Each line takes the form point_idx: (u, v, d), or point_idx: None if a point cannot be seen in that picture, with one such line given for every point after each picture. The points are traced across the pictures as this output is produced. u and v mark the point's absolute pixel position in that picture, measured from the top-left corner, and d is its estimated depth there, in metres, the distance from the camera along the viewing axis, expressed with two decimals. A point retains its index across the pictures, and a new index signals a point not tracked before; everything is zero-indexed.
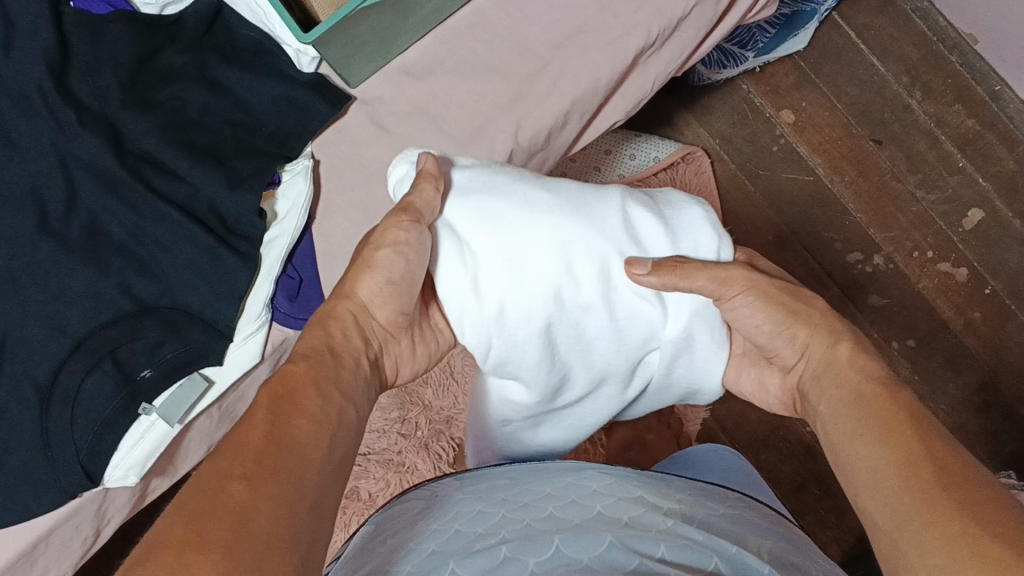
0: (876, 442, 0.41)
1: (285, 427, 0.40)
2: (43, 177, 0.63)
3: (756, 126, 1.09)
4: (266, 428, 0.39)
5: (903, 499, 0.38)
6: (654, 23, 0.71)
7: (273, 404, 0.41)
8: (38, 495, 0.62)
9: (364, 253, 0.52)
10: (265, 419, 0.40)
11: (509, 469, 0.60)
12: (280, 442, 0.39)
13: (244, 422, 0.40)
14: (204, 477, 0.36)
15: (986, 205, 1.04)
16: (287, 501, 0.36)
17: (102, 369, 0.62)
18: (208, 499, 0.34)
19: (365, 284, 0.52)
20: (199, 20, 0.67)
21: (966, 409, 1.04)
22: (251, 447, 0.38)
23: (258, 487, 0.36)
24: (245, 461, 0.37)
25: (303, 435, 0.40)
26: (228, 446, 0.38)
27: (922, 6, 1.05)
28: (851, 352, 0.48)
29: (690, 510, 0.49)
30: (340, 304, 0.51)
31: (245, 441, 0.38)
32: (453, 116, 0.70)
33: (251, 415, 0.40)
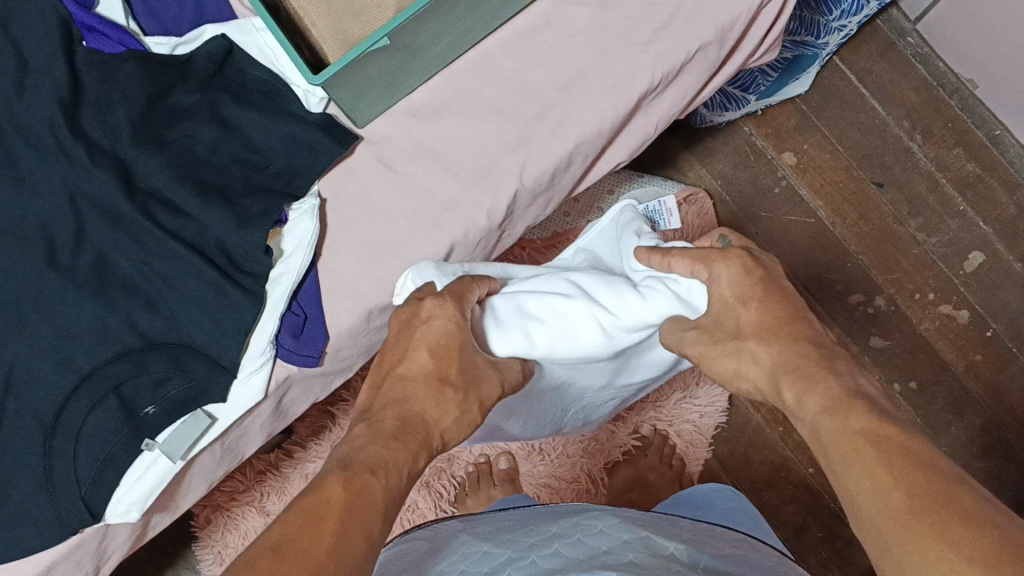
0: (854, 446, 0.43)
1: (344, 533, 0.38)
2: (53, 214, 0.64)
3: (757, 168, 1.09)
4: (331, 541, 0.37)
5: (883, 516, 0.40)
6: (657, 67, 0.72)
7: (343, 511, 0.39)
8: (40, 530, 0.62)
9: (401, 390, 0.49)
10: (334, 528, 0.38)
11: (514, 512, 0.60)
12: (341, 557, 0.37)
13: (311, 521, 0.38)
14: (262, 570, 0.35)
15: (987, 249, 1.05)
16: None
17: (106, 405, 0.63)
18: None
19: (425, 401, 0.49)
20: (209, 60, 0.68)
21: (968, 452, 1.04)
22: (310, 558, 0.36)
23: None
24: (300, 570, 0.35)
25: (357, 557, 0.38)
26: (287, 546, 0.36)
27: (923, 52, 1.06)
28: (794, 394, 0.49)
29: (696, 553, 0.48)
30: (428, 427, 0.48)
31: (308, 549, 0.36)
32: (457, 156, 0.71)
33: (320, 516, 0.38)
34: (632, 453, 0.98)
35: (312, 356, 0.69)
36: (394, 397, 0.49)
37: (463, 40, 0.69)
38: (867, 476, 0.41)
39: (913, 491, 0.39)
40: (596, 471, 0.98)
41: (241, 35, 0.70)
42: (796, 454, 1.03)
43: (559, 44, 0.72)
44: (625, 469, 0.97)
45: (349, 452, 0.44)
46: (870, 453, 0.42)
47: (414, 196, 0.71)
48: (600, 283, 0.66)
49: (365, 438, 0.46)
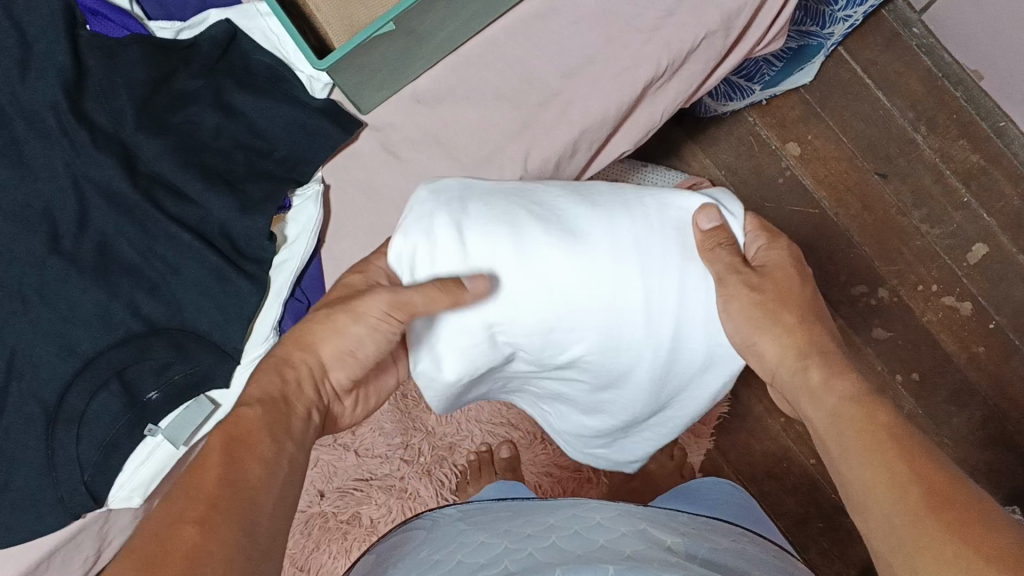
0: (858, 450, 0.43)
1: (237, 469, 0.41)
2: (56, 198, 0.64)
3: (762, 157, 1.09)
4: (219, 472, 0.40)
5: (875, 478, 0.42)
6: (662, 55, 0.70)
7: (227, 446, 0.42)
8: (41, 514, 0.62)
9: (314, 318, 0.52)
10: (222, 462, 0.41)
11: (514, 503, 0.60)
12: (233, 488, 0.40)
13: (202, 463, 0.41)
14: (160, 520, 0.37)
15: (991, 241, 1.04)
16: (238, 534, 0.37)
17: (109, 390, 0.63)
18: (160, 544, 0.36)
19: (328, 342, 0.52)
20: (214, 44, 0.68)
21: (970, 445, 1.04)
22: (204, 493, 0.39)
23: (212, 530, 0.37)
24: (197, 505, 0.38)
25: (257, 479, 0.41)
26: (184, 489, 0.39)
27: (927, 43, 1.06)
28: (818, 379, 0.49)
29: (693, 545, 0.48)
30: (299, 353, 0.52)
31: (203, 485, 0.39)
32: (463, 143, 0.71)
33: (210, 459, 0.41)
34: None
35: None
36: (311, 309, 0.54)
37: (467, 26, 0.69)
38: (862, 444, 0.43)
39: (917, 471, 0.40)
40: None
41: (245, 20, 0.70)
42: (797, 444, 1.03)
43: (565, 31, 0.72)
44: None
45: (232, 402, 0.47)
46: (876, 446, 0.42)
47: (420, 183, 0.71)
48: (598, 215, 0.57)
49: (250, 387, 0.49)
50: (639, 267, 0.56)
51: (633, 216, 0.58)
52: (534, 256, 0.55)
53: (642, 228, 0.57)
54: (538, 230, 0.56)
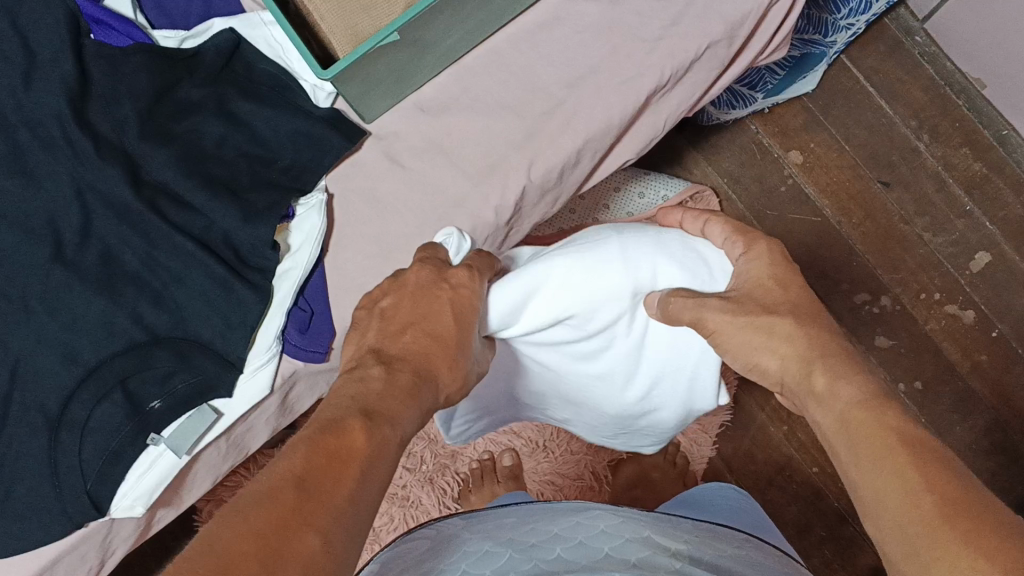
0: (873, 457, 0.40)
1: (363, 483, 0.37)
2: (59, 207, 0.63)
3: (764, 165, 1.09)
4: (352, 484, 0.36)
5: (890, 488, 0.39)
6: (667, 64, 0.71)
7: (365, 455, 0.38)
8: (44, 524, 0.62)
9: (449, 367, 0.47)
10: (357, 473, 0.37)
11: (519, 511, 0.59)
12: (355, 507, 0.36)
13: (332, 458, 0.36)
14: (285, 508, 0.33)
15: (994, 249, 1.05)
16: (347, 558, 0.34)
17: (112, 399, 0.63)
18: (283, 549, 0.32)
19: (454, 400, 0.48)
20: (218, 54, 0.68)
21: (973, 453, 1.04)
22: (333, 497, 0.35)
23: (330, 543, 0.33)
24: (325, 509, 0.34)
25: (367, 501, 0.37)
26: (308, 485, 0.35)
27: (930, 51, 1.06)
28: (824, 380, 0.45)
29: (699, 552, 0.48)
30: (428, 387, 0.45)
31: (329, 489, 0.35)
32: (466, 153, 0.71)
33: (343, 458, 0.37)
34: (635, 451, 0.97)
35: (317, 352, 0.69)
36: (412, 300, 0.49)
37: (472, 36, 0.69)
38: (875, 449, 0.41)
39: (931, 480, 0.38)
40: (599, 468, 0.98)
41: (248, 29, 0.70)
42: (799, 452, 1.03)
43: (569, 40, 0.72)
44: (630, 467, 0.96)
45: (359, 397, 0.41)
46: (895, 456, 0.40)
47: (423, 192, 0.71)
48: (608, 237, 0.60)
49: (378, 383, 0.43)
50: (647, 271, 0.59)
51: (639, 237, 0.61)
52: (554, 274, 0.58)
53: (648, 243, 0.60)
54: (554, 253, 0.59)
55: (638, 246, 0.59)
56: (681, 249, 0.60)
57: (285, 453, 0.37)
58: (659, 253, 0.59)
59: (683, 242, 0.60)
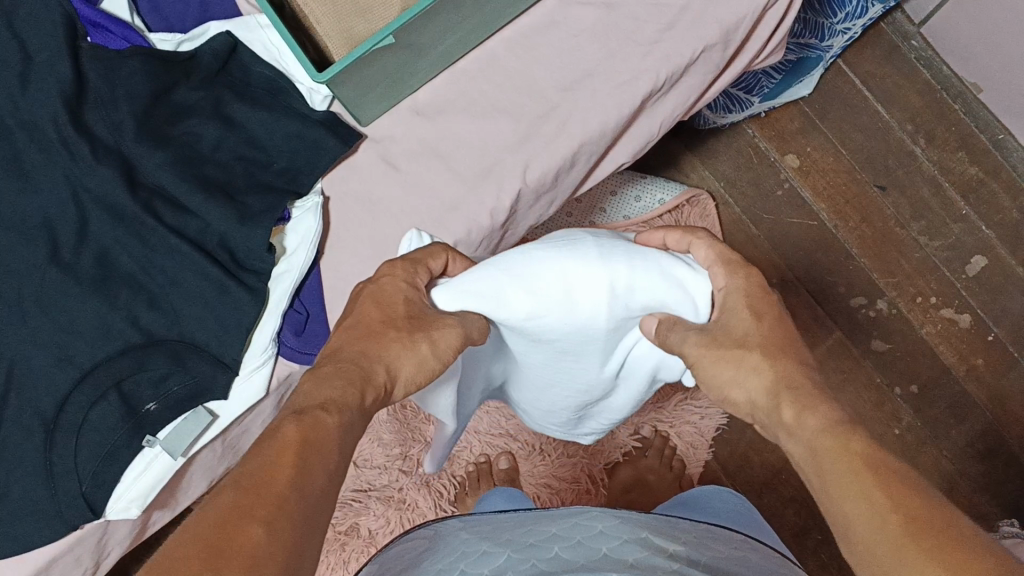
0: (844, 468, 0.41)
1: (309, 471, 0.37)
2: (57, 209, 0.64)
3: (761, 170, 1.09)
4: (294, 469, 0.37)
5: (862, 509, 0.39)
6: (661, 68, 0.71)
7: (302, 443, 0.38)
8: (39, 526, 0.62)
9: (389, 335, 0.48)
10: (297, 459, 0.37)
11: (514, 512, 0.59)
12: (304, 491, 0.36)
13: (272, 458, 0.37)
14: (228, 503, 0.34)
15: (989, 253, 1.05)
16: (299, 539, 0.34)
17: (108, 401, 0.63)
18: (224, 541, 0.32)
19: (406, 364, 0.48)
20: (214, 57, 0.68)
21: (969, 457, 1.04)
22: (281, 483, 0.36)
23: (279, 526, 0.34)
24: (270, 497, 0.35)
25: (321, 487, 0.38)
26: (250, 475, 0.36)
27: (926, 56, 1.06)
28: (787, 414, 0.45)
29: (695, 553, 0.48)
30: (377, 365, 0.46)
31: (269, 481, 0.36)
32: (461, 156, 0.71)
33: (283, 449, 0.38)
34: (632, 454, 0.98)
35: (311, 355, 0.69)
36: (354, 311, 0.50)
37: (467, 39, 0.69)
38: (840, 470, 0.41)
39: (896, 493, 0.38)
40: (596, 471, 0.98)
41: (245, 32, 0.70)
42: None
43: (564, 44, 0.72)
44: (626, 471, 0.96)
45: (296, 397, 0.42)
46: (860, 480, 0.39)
47: (419, 195, 0.71)
48: (591, 237, 0.59)
49: (312, 382, 0.44)
50: (621, 272, 0.57)
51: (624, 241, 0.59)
52: (525, 267, 0.57)
53: (629, 247, 0.58)
54: (531, 246, 0.59)
55: (619, 249, 0.58)
56: (666, 272, 0.57)
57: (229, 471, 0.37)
58: (640, 260, 0.57)
59: (671, 266, 0.57)
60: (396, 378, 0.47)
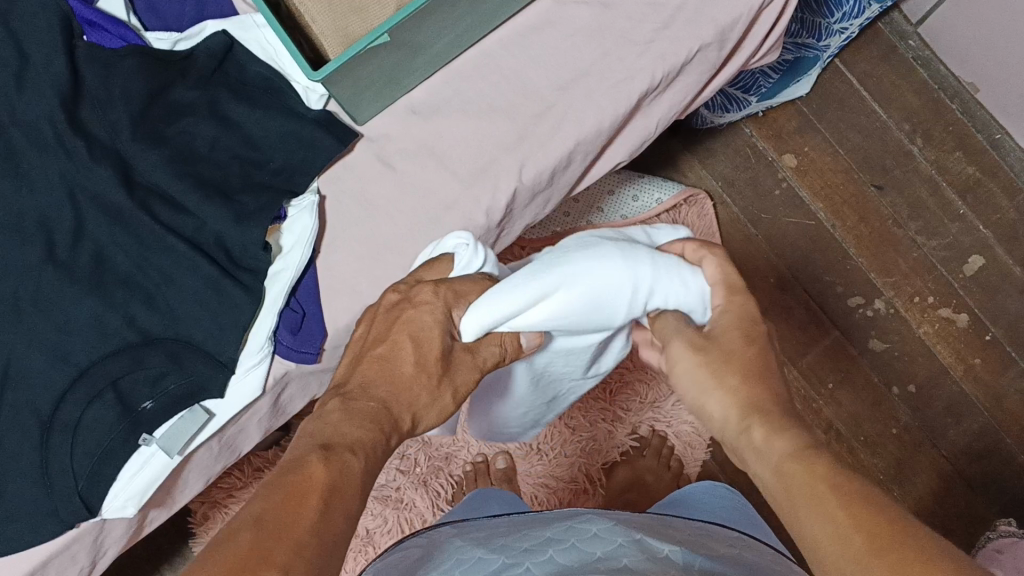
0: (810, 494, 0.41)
1: (329, 524, 0.37)
2: (53, 209, 0.64)
3: (758, 169, 1.09)
4: (313, 518, 0.36)
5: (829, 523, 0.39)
6: (657, 67, 0.72)
7: (326, 489, 0.38)
8: (35, 525, 0.62)
9: (418, 376, 0.47)
10: (317, 509, 0.37)
11: (507, 518, 0.59)
12: (322, 544, 0.36)
13: (291, 499, 0.37)
14: (243, 553, 0.34)
15: (987, 253, 1.05)
16: None
17: (104, 400, 0.63)
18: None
19: (427, 416, 0.48)
20: (210, 57, 0.68)
21: (966, 457, 1.04)
22: (297, 537, 0.35)
23: None
24: (288, 551, 0.34)
25: (337, 537, 0.38)
26: (268, 526, 0.35)
27: (923, 55, 1.06)
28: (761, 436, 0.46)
29: (690, 552, 0.48)
30: (406, 412, 0.46)
31: (291, 526, 0.36)
32: (458, 155, 0.71)
33: (303, 495, 0.37)
34: (630, 454, 0.98)
35: (308, 354, 0.69)
36: (388, 335, 0.48)
37: (462, 39, 0.70)
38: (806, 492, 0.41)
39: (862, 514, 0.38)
40: (593, 472, 0.98)
41: (242, 32, 0.70)
42: None
43: (560, 43, 0.72)
44: (623, 471, 0.97)
45: (324, 429, 0.42)
46: (824, 498, 0.40)
47: (415, 195, 0.71)
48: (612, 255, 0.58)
49: (341, 416, 0.43)
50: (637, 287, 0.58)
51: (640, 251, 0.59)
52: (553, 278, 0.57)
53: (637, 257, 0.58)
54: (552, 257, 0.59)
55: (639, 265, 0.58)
56: (685, 283, 0.58)
57: (249, 502, 0.37)
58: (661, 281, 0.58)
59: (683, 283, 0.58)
60: (418, 423, 0.47)
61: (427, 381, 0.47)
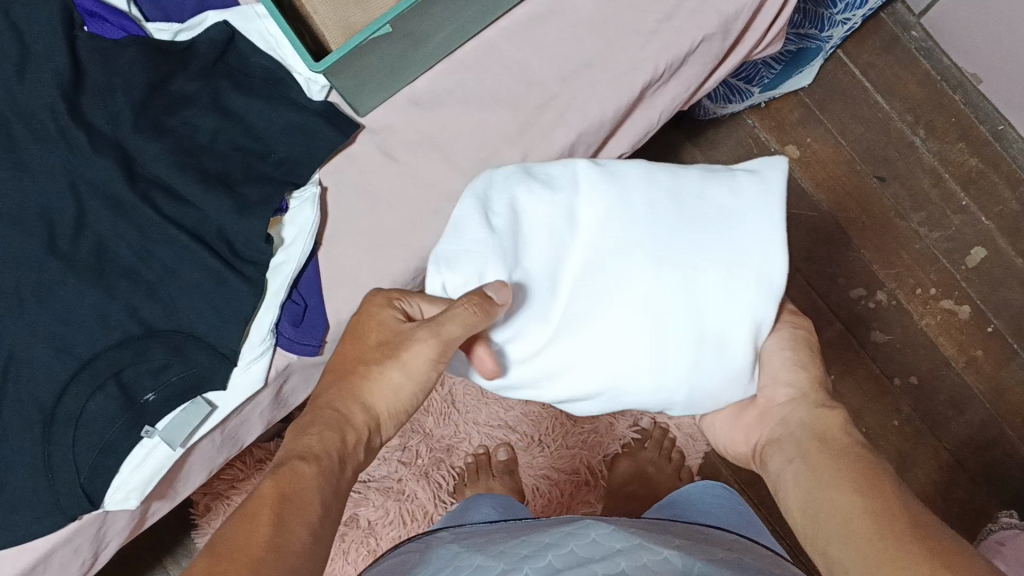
0: (851, 494, 0.45)
1: (283, 532, 0.40)
2: (53, 200, 0.64)
3: (761, 160, 1.09)
4: (268, 529, 0.40)
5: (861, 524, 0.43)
6: (661, 58, 0.71)
7: (277, 501, 0.41)
8: (37, 516, 0.62)
9: (366, 375, 0.51)
10: (270, 520, 0.40)
11: (505, 525, 0.59)
12: (279, 550, 0.39)
13: (247, 515, 0.40)
14: (203, 569, 0.37)
15: (990, 244, 1.05)
16: None
17: (106, 392, 0.63)
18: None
19: (382, 403, 0.51)
20: (212, 47, 0.68)
21: (968, 449, 1.04)
22: (251, 550, 0.38)
23: None
24: (240, 563, 0.37)
25: (299, 545, 0.40)
26: (226, 545, 0.38)
27: (925, 46, 1.06)
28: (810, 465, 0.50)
29: (692, 556, 0.48)
30: (355, 406, 0.50)
31: (246, 540, 0.39)
32: (460, 146, 0.71)
33: (256, 511, 0.41)
34: (631, 446, 0.98)
35: (311, 346, 0.69)
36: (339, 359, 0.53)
37: (464, 29, 0.69)
38: (841, 498, 0.45)
39: (891, 520, 0.42)
40: (594, 463, 0.99)
41: (243, 22, 0.70)
42: None
43: (563, 34, 0.72)
44: (625, 463, 0.96)
45: (286, 449, 0.47)
46: (856, 505, 0.44)
47: (417, 186, 0.71)
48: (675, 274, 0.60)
49: (299, 432, 0.48)
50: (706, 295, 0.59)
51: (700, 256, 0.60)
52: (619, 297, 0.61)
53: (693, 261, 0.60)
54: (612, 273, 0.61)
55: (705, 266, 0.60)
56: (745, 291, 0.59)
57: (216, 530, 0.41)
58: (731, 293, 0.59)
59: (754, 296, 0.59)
60: (376, 416, 0.51)
61: (374, 373, 0.51)
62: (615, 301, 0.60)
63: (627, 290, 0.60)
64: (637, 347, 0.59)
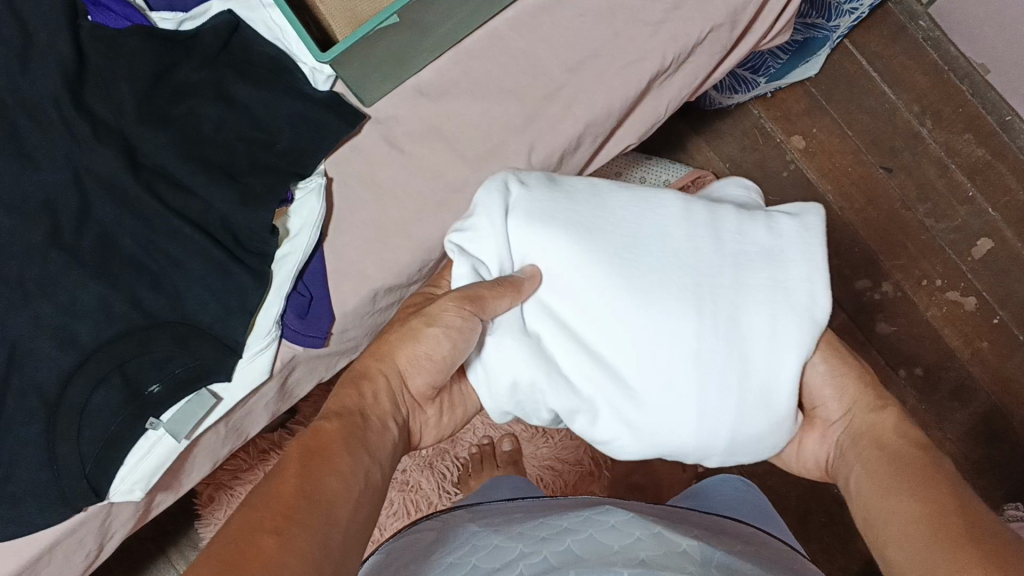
0: (917, 503, 0.44)
1: (315, 481, 0.39)
2: (57, 191, 0.63)
3: (767, 151, 1.09)
4: (298, 482, 0.38)
5: (924, 525, 0.43)
6: (668, 49, 0.71)
7: (308, 456, 0.40)
8: (41, 508, 0.61)
9: (399, 329, 0.52)
10: (299, 473, 0.39)
11: (523, 504, 0.59)
12: (311, 497, 0.38)
13: (277, 473, 0.39)
14: (237, 527, 0.35)
15: (996, 236, 1.04)
16: (315, 547, 0.35)
17: (110, 384, 0.62)
18: (239, 547, 0.33)
19: (403, 354, 0.51)
20: (216, 35, 0.67)
21: (972, 440, 1.04)
22: (282, 501, 0.37)
23: (289, 539, 0.35)
24: (276, 514, 0.36)
25: (340, 494, 0.39)
26: (263, 497, 0.37)
27: (934, 36, 1.06)
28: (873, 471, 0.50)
29: (708, 548, 0.47)
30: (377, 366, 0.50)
31: (280, 491, 0.38)
32: (467, 137, 0.70)
33: (284, 468, 0.39)
34: None
35: (316, 338, 0.68)
36: (366, 353, 0.52)
37: (470, 20, 0.69)
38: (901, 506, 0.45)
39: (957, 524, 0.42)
40: (600, 456, 0.97)
41: (247, 11, 0.69)
42: None
43: (570, 24, 0.71)
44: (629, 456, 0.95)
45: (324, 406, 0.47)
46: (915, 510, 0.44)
47: (423, 177, 0.70)
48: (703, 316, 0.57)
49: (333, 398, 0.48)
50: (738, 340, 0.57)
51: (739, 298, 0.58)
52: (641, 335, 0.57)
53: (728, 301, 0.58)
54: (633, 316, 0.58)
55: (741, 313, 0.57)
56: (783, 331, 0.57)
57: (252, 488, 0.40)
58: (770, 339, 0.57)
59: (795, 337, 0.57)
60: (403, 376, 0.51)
61: (408, 325, 0.52)
62: (653, 326, 0.57)
63: (666, 320, 0.57)
64: (659, 387, 0.56)
